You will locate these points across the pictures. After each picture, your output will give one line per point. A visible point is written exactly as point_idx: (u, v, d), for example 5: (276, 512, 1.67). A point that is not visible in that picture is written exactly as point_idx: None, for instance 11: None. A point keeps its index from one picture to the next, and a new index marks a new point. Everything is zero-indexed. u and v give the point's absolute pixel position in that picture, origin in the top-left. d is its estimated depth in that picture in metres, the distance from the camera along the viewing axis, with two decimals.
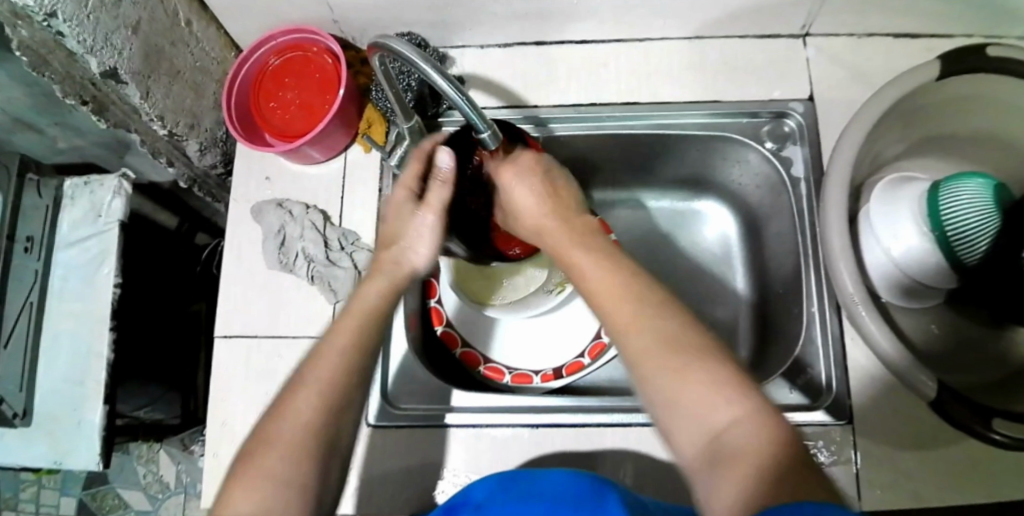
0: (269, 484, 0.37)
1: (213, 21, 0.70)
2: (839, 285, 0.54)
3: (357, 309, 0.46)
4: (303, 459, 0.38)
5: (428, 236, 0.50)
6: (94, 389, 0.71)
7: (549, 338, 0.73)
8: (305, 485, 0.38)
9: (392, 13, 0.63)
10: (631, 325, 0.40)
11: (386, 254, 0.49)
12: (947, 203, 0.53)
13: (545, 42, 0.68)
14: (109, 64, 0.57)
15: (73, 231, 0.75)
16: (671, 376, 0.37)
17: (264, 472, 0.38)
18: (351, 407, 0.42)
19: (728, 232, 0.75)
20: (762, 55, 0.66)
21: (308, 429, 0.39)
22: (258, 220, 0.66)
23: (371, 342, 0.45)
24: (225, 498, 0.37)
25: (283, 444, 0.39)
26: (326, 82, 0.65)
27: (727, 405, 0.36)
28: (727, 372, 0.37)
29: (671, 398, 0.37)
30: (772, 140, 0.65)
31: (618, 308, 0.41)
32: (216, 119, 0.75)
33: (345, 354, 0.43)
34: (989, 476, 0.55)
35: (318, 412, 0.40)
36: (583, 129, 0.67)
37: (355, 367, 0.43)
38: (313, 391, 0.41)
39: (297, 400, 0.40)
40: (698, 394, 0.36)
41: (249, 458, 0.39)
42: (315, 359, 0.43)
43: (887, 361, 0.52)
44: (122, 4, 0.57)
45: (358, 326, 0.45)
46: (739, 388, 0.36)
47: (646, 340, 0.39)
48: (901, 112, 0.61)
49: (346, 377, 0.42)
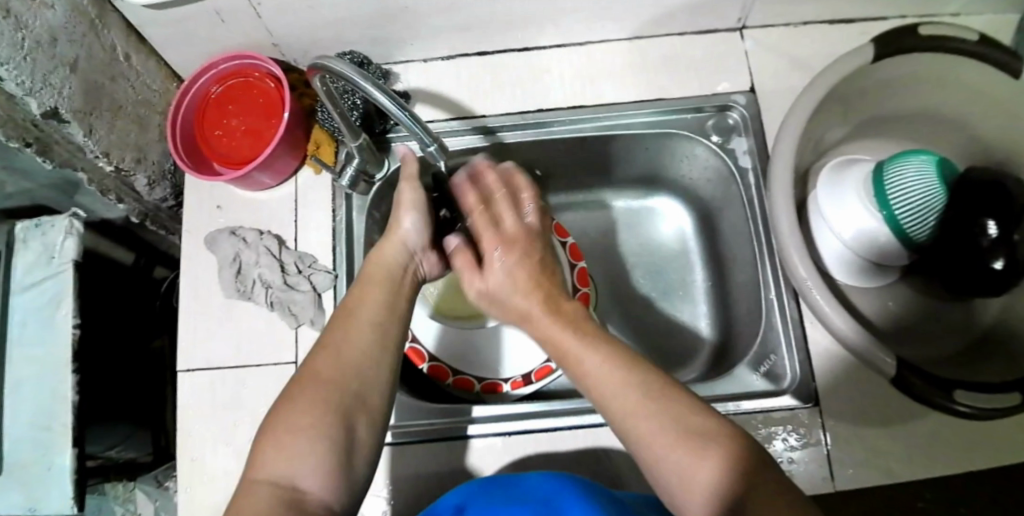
0: (296, 439, 0.38)
1: (153, 53, 0.69)
2: (793, 271, 0.54)
3: (369, 279, 0.47)
4: (328, 416, 0.39)
5: (412, 206, 0.51)
6: (61, 433, 0.70)
7: (516, 342, 0.71)
8: (332, 435, 0.38)
9: (331, 33, 0.63)
10: (621, 401, 0.38)
11: (392, 230, 0.51)
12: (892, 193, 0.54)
13: (488, 52, 0.69)
14: (49, 104, 0.57)
15: (28, 275, 0.74)
16: (659, 441, 0.36)
17: (290, 430, 0.38)
18: (379, 367, 0.42)
19: (684, 227, 0.76)
20: (702, 50, 0.67)
21: (332, 387, 0.40)
22: (212, 249, 0.66)
23: (390, 307, 0.46)
24: (257, 458, 0.38)
25: (309, 401, 0.39)
26: (270, 106, 0.65)
27: (718, 465, 0.35)
28: (709, 427, 0.36)
29: (663, 466, 0.36)
30: (717, 134, 0.65)
31: (611, 382, 0.39)
32: (163, 151, 0.75)
33: (366, 318, 0.44)
34: (955, 446, 0.55)
35: (339, 370, 0.41)
36: (531, 136, 0.67)
37: (376, 327, 0.44)
38: (335, 350, 0.42)
39: (320, 360, 0.42)
40: (684, 461, 0.35)
41: (277, 414, 0.40)
42: (335, 326, 0.44)
43: (845, 341, 0.53)
44: (59, 43, 0.56)
45: (377, 292, 0.46)
46: (725, 444, 0.36)
47: (635, 413, 0.37)
48: (840, 96, 0.62)
49: (369, 335, 0.43)
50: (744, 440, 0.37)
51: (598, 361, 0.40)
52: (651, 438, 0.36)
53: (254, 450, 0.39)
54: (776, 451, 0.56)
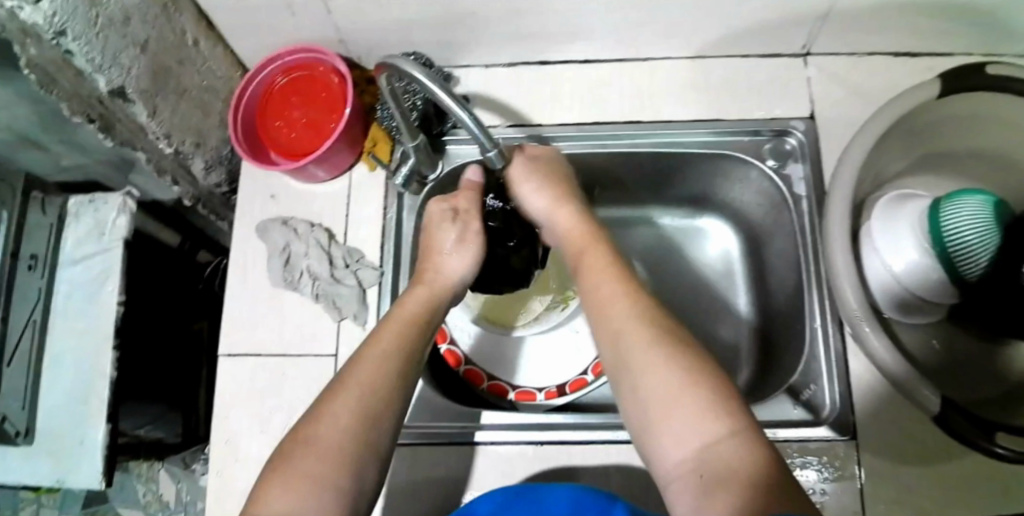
0: (301, 484, 0.36)
1: (220, 40, 0.71)
2: (843, 302, 0.54)
3: (395, 321, 0.47)
4: (341, 463, 0.37)
5: (460, 247, 0.55)
6: (96, 408, 0.71)
7: (554, 353, 0.72)
8: (342, 481, 0.37)
9: (397, 33, 0.64)
10: (645, 342, 0.41)
11: (427, 273, 0.53)
12: (948, 233, 0.53)
13: (548, 62, 0.69)
14: (117, 82, 0.58)
15: (76, 250, 0.75)
16: (670, 385, 0.38)
17: (297, 469, 0.37)
18: (390, 411, 0.41)
19: (730, 249, 0.76)
20: (763, 74, 0.67)
21: (345, 436, 0.39)
22: (263, 238, 0.67)
23: (407, 352, 0.45)
24: (261, 496, 0.36)
25: (320, 445, 0.38)
26: (331, 101, 0.65)
27: (724, 420, 0.36)
28: (727, 394, 0.37)
29: (665, 399, 0.38)
30: (773, 158, 0.65)
31: (619, 314, 0.43)
32: (222, 137, 0.76)
33: (385, 359, 0.43)
34: (998, 492, 0.55)
35: (354, 418, 0.40)
36: (585, 149, 0.67)
37: (393, 374, 0.43)
38: (353, 396, 0.41)
39: (335, 406, 0.40)
40: (695, 404, 0.37)
41: (281, 456, 0.38)
42: (354, 365, 0.43)
43: (881, 367, 0.53)
44: (132, 24, 0.57)
45: (395, 339, 0.45)
46: (734, 404, 0.37)
47: (650, 356, 0.40)
48: (902, 129, 0.62)
49: (382, 393, 0.41)
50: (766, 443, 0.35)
51: (641, 315, 0.43)
52: (660, 381, 0.38)
53: (257, 485, 0.37)
54: (808, 481, 0.56)
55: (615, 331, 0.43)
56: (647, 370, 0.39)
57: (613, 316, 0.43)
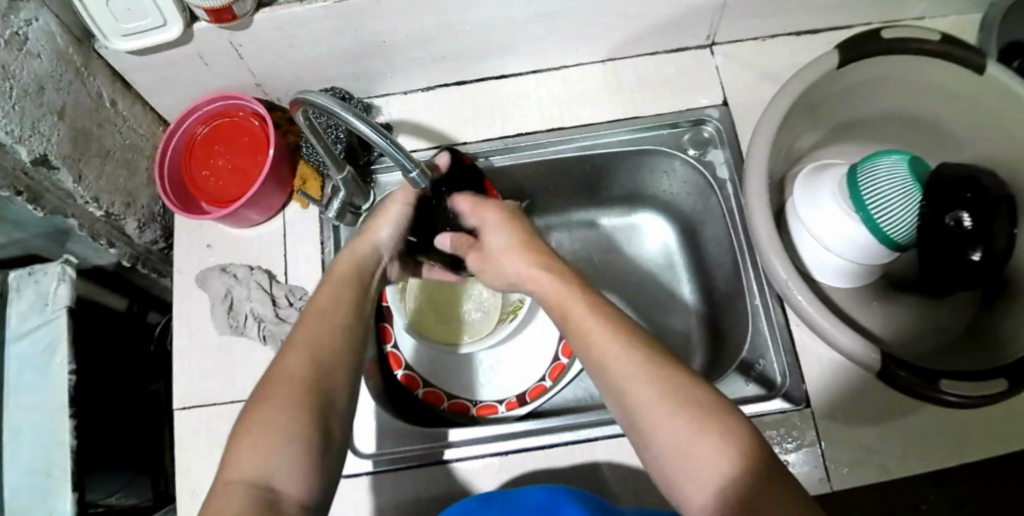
0: (273, 436, 0.36)
1: (138, 98, 0.71)
2: (775, 275, 0.56)
3: (335, 283, 0.49)
4: (305, 409, 0.38)
5: (395, 219, 0.55)
6: (56, 483, 0.70)
7: (510, 364, 0.73)
8: (308, 426, 0.37)
9: (313, 71, 0.65)
10: (650, 395, 0.39)
11: (369, 233, 0.54)
12: (877, 210, 0.55)
13: (465, 81, 0.70)
14: (39, 150, 0.58)
15: (21, 324, 0.74)
16: (675, 429, 0.37)
17: (264, 425, 0.37)
18: (345, 359, 0.43)
19: (669, 242, 0.77)
20: (673, 68, 0.69)
21: (302, 384, 0.39)
22: (203, 287, 0.66)
23: (354, 309, 0.47)
24: (230, 459, 0.36)
25: (277, 401, 0.38)
26: (255, 144, 0.66)
27: (741, 461, 0.35)
28: (725, 417, 0.37)
29: (676, 450, 0.37)
30: (693, 147, 0.67)
31: (616, 351, 0.41)
32: (152, 194, 0.76)
33: (331, 315, 0.45)
34: (953, 437, 0.56)
35: (307, 368, 0.40)
36: (511, 160, 0.69)
37: (339, 327, 0.44)
38: (302, 352, 0.41)
39: (287, 363, 0.41)
40: (696, 438, 0.36)
41: (243, 419, 0.38)
42: (303, 325, 0.44)
43: (832, 340, 0.54)
44: (47, 91, 0.57)
45: (337, 297, 0.47)
46: (732, 425, 0.37)
47: (660, 407, 0.38)
48: (810, 104, 0.64)
49: (329, 344, 0.43)
50: (761, 448, 0.36)
51: (643, 377, 0.39)
52: (666, 425, 0.37)
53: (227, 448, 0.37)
54: None
55: (620, 385, 0.40)
56: (659, 424, 0.38)
57: (614, 362, 0.41)
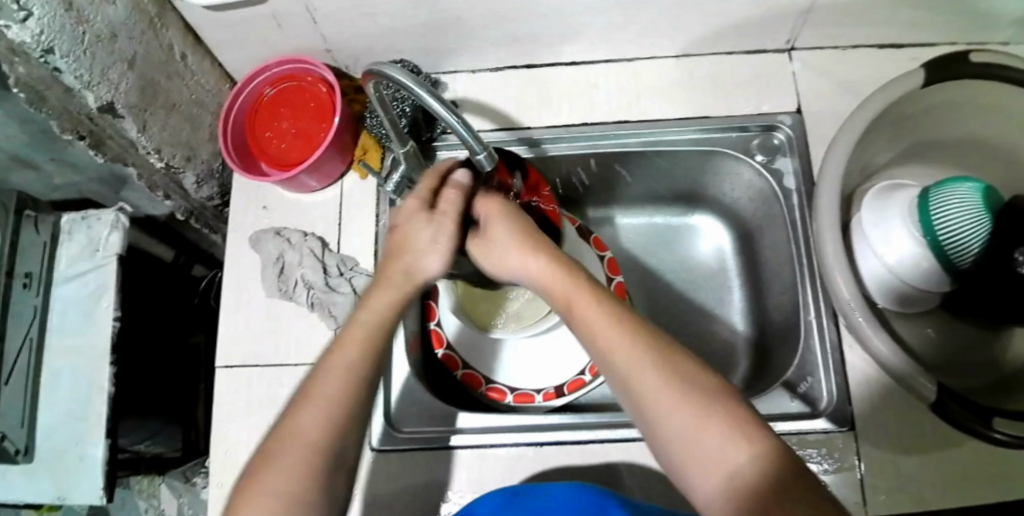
0: (272, 503, 0.37)
1: (208, 53, 0.71)
2: (835, 292, 0.55)
3: (358, 327, 0.45)
4: (307, 478, 0.38)
5: (441, 249, 0.48)
6: (95, 425, 0.71)
7: (550, 356, 0.71)
8: (309, 496, 0.38)
9: (385, 41, 0.65)
10: (656, 383, 0.39)
11: (400, 259, 0.48)
12: (944, 239, 0.54)
13: (535, 65, 0.69)
14: (106, 98, 0.58)
15: (71, 267, 0.75)
16: (686, 420, 0.38)
17: (266, 490, 0.38)
18: (353, 426, 0.41)
19: (723, 245, 0.76)
20: (748, 70, 0.67)
21: (311, 449, 0.39)
22: (257, 248, 0.67)
23: (378, 356, 0.44)
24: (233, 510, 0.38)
25: (282, 463, 0.39)
26: (320, 110, 0.66)
27: (746, 449, 0.37)
28: (740, 415, 0.38)
29: (686, 435, 0.38)
30: (762, 153, 0.66)
31: (613, 338, 0.42)
32: (212, 150, 0.76)
33: (347, 365, 0.42)
34: (1000, 477, 0.55)
35: (320, 430, 0.40)
36: (574, 149, 0.68)
37: (359, 385, 0.42)
38: (318, 409, 0.41)
39: (299, 420, 0.40)
40: (714, 434, 0.37)
41: (254, 474, 0.39)
42: (318, 375, 0.42)
43: (884, 363, 0.53)
44: (119, 40, 0.57)
45: (361, 339, 0.44)
46: (750, 423, 0.38)
47: (666, 391, 0.39)
48: (888, 119, 0.62)
49: (347, 400, 0.41)
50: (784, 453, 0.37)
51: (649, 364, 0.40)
52: (674, 413, 0.38)
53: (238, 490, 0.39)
54: None
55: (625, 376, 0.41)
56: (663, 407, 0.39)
57: (615, 351, 0.41)
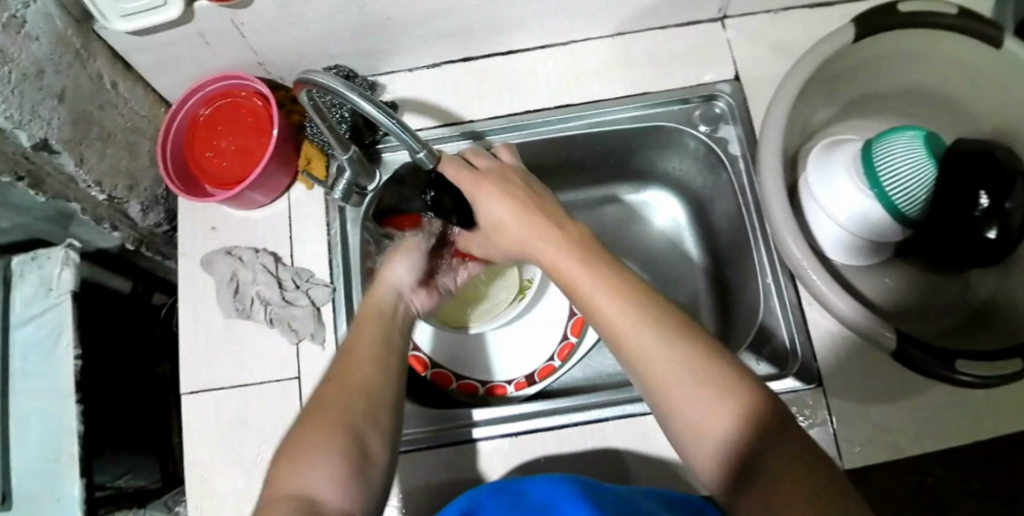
0: (318, 452, 0.37)
1: (140, 79, 0.70)
2: (789, 253, 0.55)
3: (370, 311, 0.48)
4: (345, 428, 0.39)
5: (411, 260, 0.53)
6: (68, 466, 0.70)
7: (515, 346, 0.72)
8: (346, 446, 0.38)
9: (316, 48, 0.64)
10: (641, 346, 0.38)
11: (380, 277, 0.52)
12: (897, 187, 0.54)
13: (471, 58, 0.69)
14: (40, 135, 0.57)
15: (27, 309, 0.73)
16: (670, 384, 0.36)
17: (308, 444, 0.38)
18: (391, 386, 0.43)
19: (678, 219, 0.76)
20: (683, 43, 0.68)
21: (354, 401, 0.40)
22: (209, 270, 0.66)
23: (399, 336, 0.47)
24: (274, 477, 0.37)
25: (325, 415, 0.39)
26: (258, 124, 0.65)
27: (731, 404, 0.35)
28: (724, 375, 0.36)
29: (673, 402, 0.36)
30: (705, 123, 0.66)
31: (597, 293, 0.41)
32: (155, 177, 0.75)
33: (372, 347, 0.44)
34: (969, 416, 0.55)
35: (357, 386, 0.41)
36: (519, 138, 0.67)
37: (388, 350, 0.45)
38: (355, 368, 0.42)
39: (337, 379, 0.42)
40: (699, 401, 0.35)
41: (294, 436, 0.39)
42: (348, 346, 0.45)
43: (841, 317, 0.53)
44: (46, 74, 0.56)
45: (380, 324, 0.47)
46: (735, 384, 0.35)
47: (647, 354, 0.38)
48: (824, 77, 0.63)
49: (383, 361, 0.44)
50: (768, 413, 0.34)
51: (638, 325, 0.39)
52: (659, 377, 0.37)
53: (275, 462, 0.38)
54: None
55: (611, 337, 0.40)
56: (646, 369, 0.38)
57: (600, 307, 0.41)
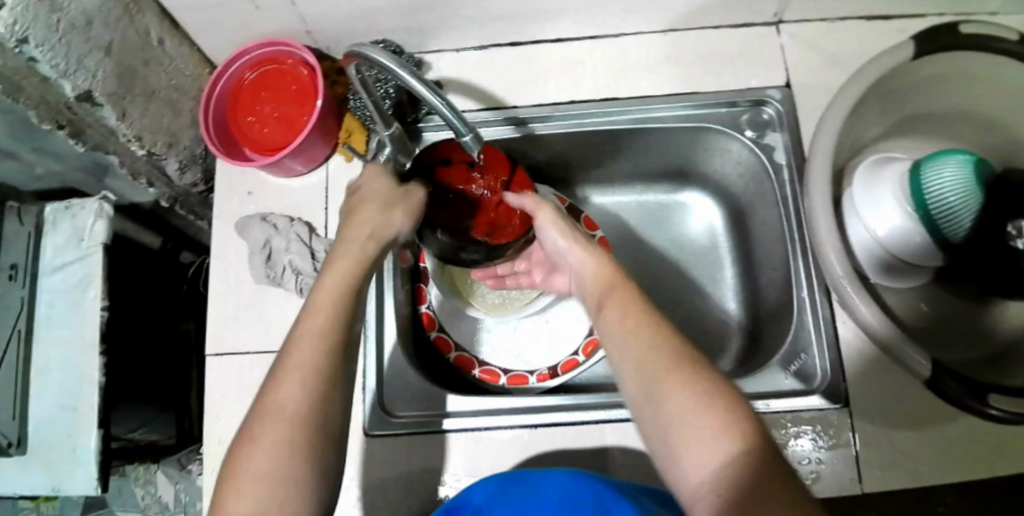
0: (262, 483, 0.36)
1: (186, 37, 0.69)
2: (828, 268, 0.55)
3: (322, 295, 0.43)
4: (292, 451, 0.37)
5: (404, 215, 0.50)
6: (88, 415, 0.71)
7: (538, 336, 0.73)
8: (295, 471, 0.36)
9: (366, 21, 0.63)
10: (657, 369, 0.39)
11: (352, 231, 0.48)
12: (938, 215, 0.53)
13: (520, 43, 0.68)
14: (84, 87, 0.57)
15: (57, 257, 0.74)
16: (680, 407, 0.37)
17: (251, 472, 0.36)
18: (337, 393, 0.40)
19: (714, 222, 0.76)
20: (736, 45, 0.66)
21: (297, 419, 0.38)
22: (244, 235, 0.66)
23: (349, 322, 0.43)
24: (219, 500, 0.36)
25: (266, 436, 0.37)
26: (302, 93, 0.65)
27: (731, 434, 0.35)
28: (729, 407, 0.37)
29: (676, 425, 0.37)
30: (751, 128, 0.65)
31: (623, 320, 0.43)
32: (194, 136, 0.75)
33: (320, 346, 0.40)
34: (995, 449, 0.55)
35: (300, 400, 0.38)
36: (563, 128, 0.67)
37: (336, 348, 0.41)
38: (297, 376, 0.39)
39: (278, 390, 0.39)
40: (703, 428, 0.36)
41: (236, 457, 0.37)
42: (291, 344, 0.41)
43: (869, 329, 0.53)
44: (95, 26, 0.56)
45: (331, 313, 0.42)
46: (740, 418, 0.36)
47: (662, 378, 0.39)
48: (878, 92, 0.61)
49: (328, 365, 0.40)
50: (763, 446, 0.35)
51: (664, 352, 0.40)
52: (669, 400, 0.38)
53: (224, 474, 0.37)
54: (803, 450, 0.56)
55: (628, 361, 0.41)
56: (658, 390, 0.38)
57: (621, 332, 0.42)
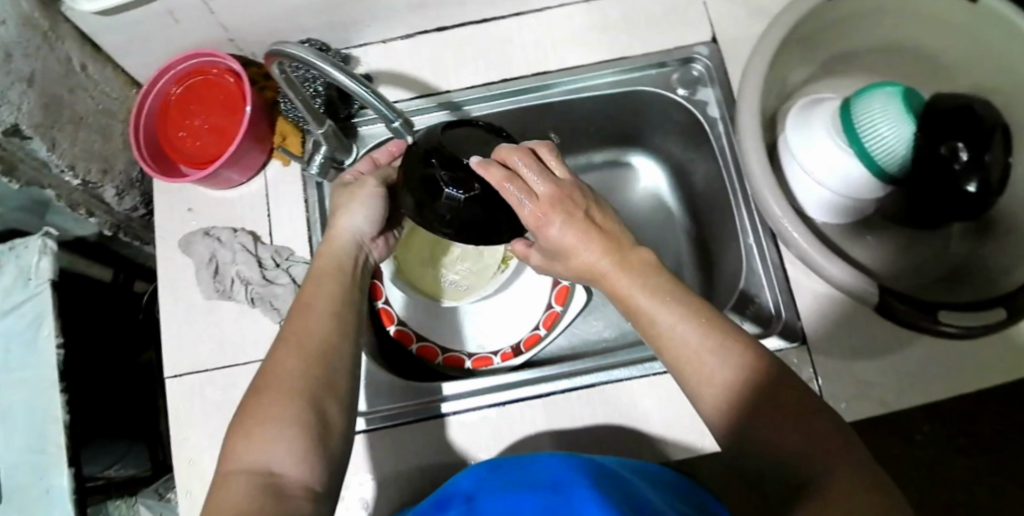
0: (273, 423, 0.37)
1: (109, 60, 0.68)
2: (769, 211, 0.55)
3: (320, 273, 0.49)
4: (300, 394, 0.39)
5: (365, 205, 0.53)
6: (55, 455, 0.69)
7: (499, 317, 0.73)
8: (303, 412, 0.38)
9: (288, 22, 0.63)
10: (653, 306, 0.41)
11: (334, 229, 0.53)
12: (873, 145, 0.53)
13: (445, 28, 0.68)
14: (10, 120, 0.56)
15: (6, 300, 0.72)
16: (679, 340, 0.39)
17: (261, 415, 0.38)
18: (340, 352, 0.43)
19: (660, 185, 0.76)
20: (660, 5, 0.67)
21: (301, 372, 0.40)
22: (188, 252, 0.65)
23: (348, 298, 0.48)
24: (230, 450, 0.37)
25: (276, 384, 0.40)
26: (230, 101, 0.64)
27: (729, 354, 0.38)
28: (724, 330, 0.39)
29: (680, 354, 0.39)
30: (683, 87, 0.66)
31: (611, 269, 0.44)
32: (129, 159, 0.75)
33: (322, 313, 0.45)
34: (953, 365, 0.55)
35: (302, 357, 0.41)
36: (496, 108, 0.67)
37: (337, 315, 0.45)
38: (297, 340, 0.42)
39: (283, 353, 0.42)
40: (704, 353, 0.38)
41: (247, 407, 0.39)
42: (295, 316, 0.45)
43: (821, 270, 0.53)
44: (13, 58, 0.55)
45: (328, 289, 0.47)
46: (731, 333, 0.39)
47: (662, 315, 0.41)
48: (801, 34, 0.62)
49: (329, 329, 0.44)
50: (762, 354, 0.38)
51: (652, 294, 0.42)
52: (666, 333, 0.40)
53: (230, 434, 0.38)
54: None
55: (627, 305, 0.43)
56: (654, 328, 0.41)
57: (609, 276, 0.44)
